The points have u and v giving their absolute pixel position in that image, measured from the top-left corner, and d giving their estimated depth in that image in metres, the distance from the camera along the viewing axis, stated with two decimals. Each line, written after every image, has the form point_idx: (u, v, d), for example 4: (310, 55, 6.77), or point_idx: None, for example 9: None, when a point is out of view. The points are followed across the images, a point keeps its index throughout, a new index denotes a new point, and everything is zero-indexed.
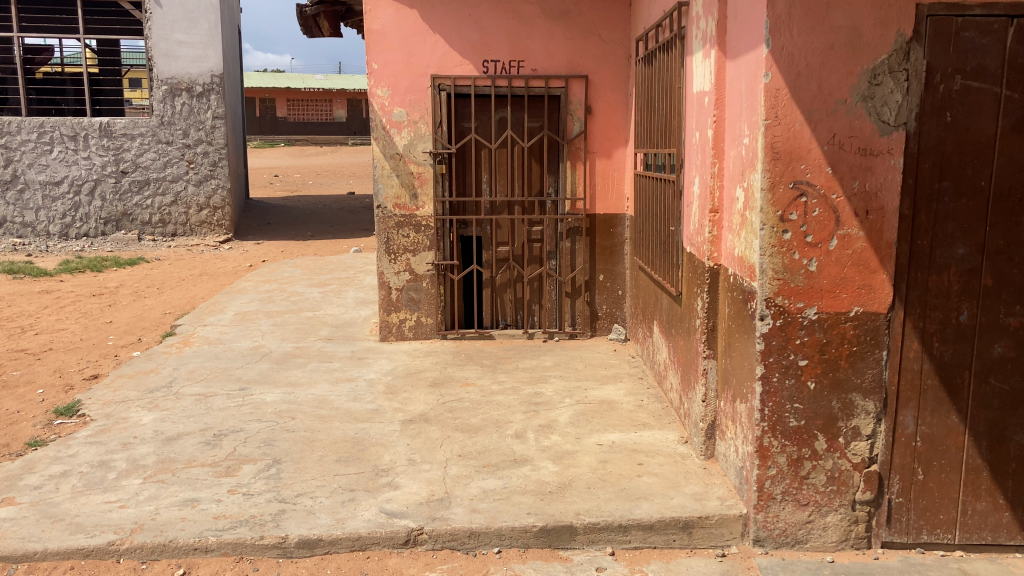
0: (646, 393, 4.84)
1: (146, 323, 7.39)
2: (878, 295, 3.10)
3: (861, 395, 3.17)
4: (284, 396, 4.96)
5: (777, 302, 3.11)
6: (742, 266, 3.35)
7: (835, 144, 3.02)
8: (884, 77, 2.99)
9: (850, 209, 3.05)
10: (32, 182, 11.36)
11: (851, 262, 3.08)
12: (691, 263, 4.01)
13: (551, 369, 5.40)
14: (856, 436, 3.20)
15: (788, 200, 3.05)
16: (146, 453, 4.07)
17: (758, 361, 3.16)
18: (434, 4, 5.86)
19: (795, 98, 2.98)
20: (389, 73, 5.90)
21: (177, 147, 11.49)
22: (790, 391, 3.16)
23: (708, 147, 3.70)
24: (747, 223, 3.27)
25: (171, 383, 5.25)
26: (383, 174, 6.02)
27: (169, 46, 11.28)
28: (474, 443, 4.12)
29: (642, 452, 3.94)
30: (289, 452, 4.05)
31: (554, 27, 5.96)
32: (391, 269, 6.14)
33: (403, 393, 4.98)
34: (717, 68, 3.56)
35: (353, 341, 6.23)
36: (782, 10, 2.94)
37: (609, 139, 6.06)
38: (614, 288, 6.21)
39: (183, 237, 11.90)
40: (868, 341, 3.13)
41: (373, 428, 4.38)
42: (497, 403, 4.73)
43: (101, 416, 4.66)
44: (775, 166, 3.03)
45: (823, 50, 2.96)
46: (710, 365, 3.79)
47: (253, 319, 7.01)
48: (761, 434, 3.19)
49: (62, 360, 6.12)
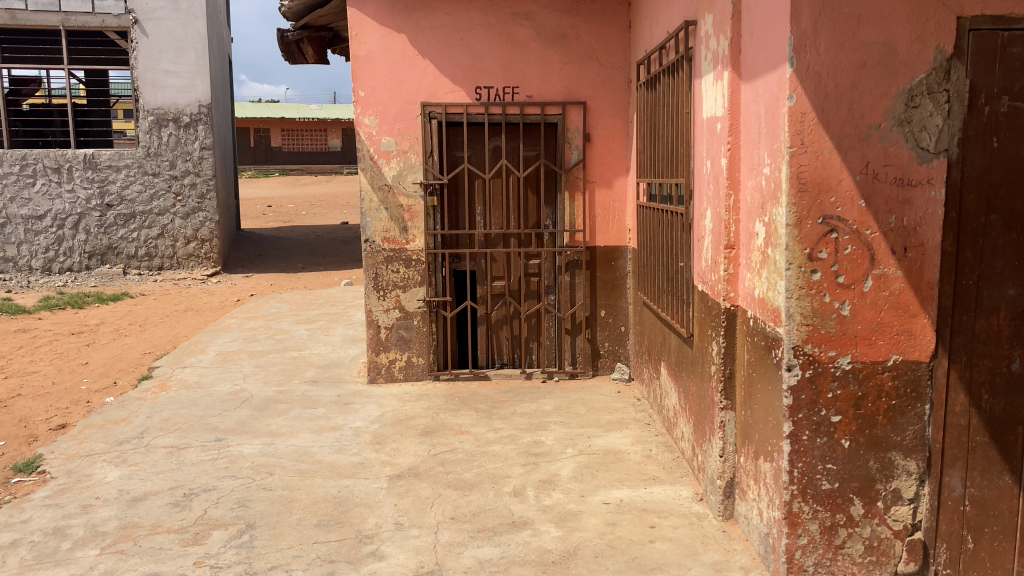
0: (655, 442, 4.48)
1: (122, 365, 7.00)
2: (920, 341, 2.77)
3: (901, 454, 2.82)
4: (262, 448, 4.59)
5: (806, 351, 2.76)
6: (764, 309, 3.01)
7: (868, 173, 2.69)
8: (922, 99, 2.67)
9: (886, 245, 2.72)
10: (14, 216, 11.02)
11: (888, 305, 2.75)
12: (704, 303, 3.67)
13: (551, 415, 5.03)
14: (897, 500, 2.84)
15: (818, 237, 2.71)
16: (107, 518, 3.69)
17: (786, 418, 2.80)
18: (423, 28, 5.58)
19: (823, 122, 2.66)
20: (376, 100, 5.60)
21: (164, 179, 11.16)
22: (822, 450, 2.80)
23: (721, 177, 3.38)
24: (769, 261, 2.93)
25: (142, 434, 4.87)
26: (371, 208, 5.69)
27: (156, 76, 11.01)
28: (468, 503, 3.76)
29: (654, 513, 3.57)
30: (264, 515, 3.67)
31: (550, 52, 5.66)
32: (380, 306, 5.80)
33: (391, 443, 4.61)
34: (730, 90, 3.25)
35: (339, 384, 5.87)
36: (807, 25, 2.62)
37: (609, 167, 5.75)
38: (617, 324, 5.87)
39: (169, 271, 11.53)
40: (909, 394, 2.79)
41: (357, 485, 4.01)
42: (494, 454, 4.36)
43: (62, 473, 4.28)
44: (802, 199, 2.69)
45: (854, 69, 2.65)
46: (728, 417, 3.43)
47: (235, 360, 6.64)
48: (790, 499, 2.81)
49: (29, 408, 5.73)
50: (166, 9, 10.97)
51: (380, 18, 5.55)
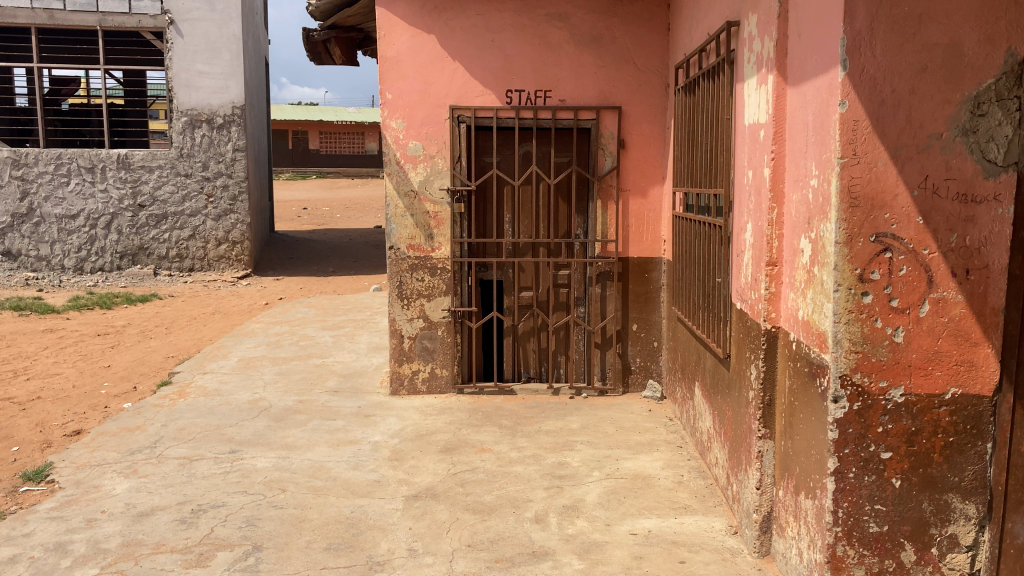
0: (686, 468, 4.24)
1: (145, 369, 6.90)
2: (982, 373, 2.53)
3: (959, 496, 2.57)
4: (276, 462, 4.42)
5: (855, 380, 2.51)
6: (809, 333, 2.77)
7: (927, 188, 2.45)
8: (990, 106, 2.43)
9: (945, 267, 2.48)
10: (47, 215, 11.04)
11: (946, 332, 2.51)
12: (742, 321, 3.44)
13: (577, 434, 4.81)
14: (953, 547, 2.59)
15: (870, 256, 2.47)
16: (110, 534, 3.54)
17: (831, 453, 2.54)
18: (453, 29, 5.41)
19: (878, 131, 2.42)
20: (404, 103, 5.43)
21: (196, 180, 11.12)
22: (870, 489, 2.55)
23: (763, 188, 3.16)
24: (814, 281, 2.70)
25: (155, 444, 4.73)
26: (396, 214, 5.53)
27: (190, 77, 10.97)
28: (486, 529, 3.56)
29: (684, 547, 3.34)
30: (273, 537, 3.50)
31: (584, 55, 5.46)
32: (403, 315, 5.63)
33: (410, 460, 4.43)
34: (775, 95, 3.03)
35: (361, 396, 5.69)
36: (863, 23, 2.38)
37: (644, 175, 5.52)
38: (649, 339, 5.63)
39: (200, 273, 11.47)
40: (969, 431, 2.54)
41: (372, 505, 3.82)
42: (516, 476, 4.15)
43: (71, 483, 4.14)
44: (853, 214, 2.45)
45: (913, 74, 2.41)
46: (766, 447, 3.19)
47: (257, 367, 6.51)
48: (834, 541, 2.55)
49: (47, 412, 5.63)
50: (202, 9, 10.95)
51: (409, 18, 5.39)
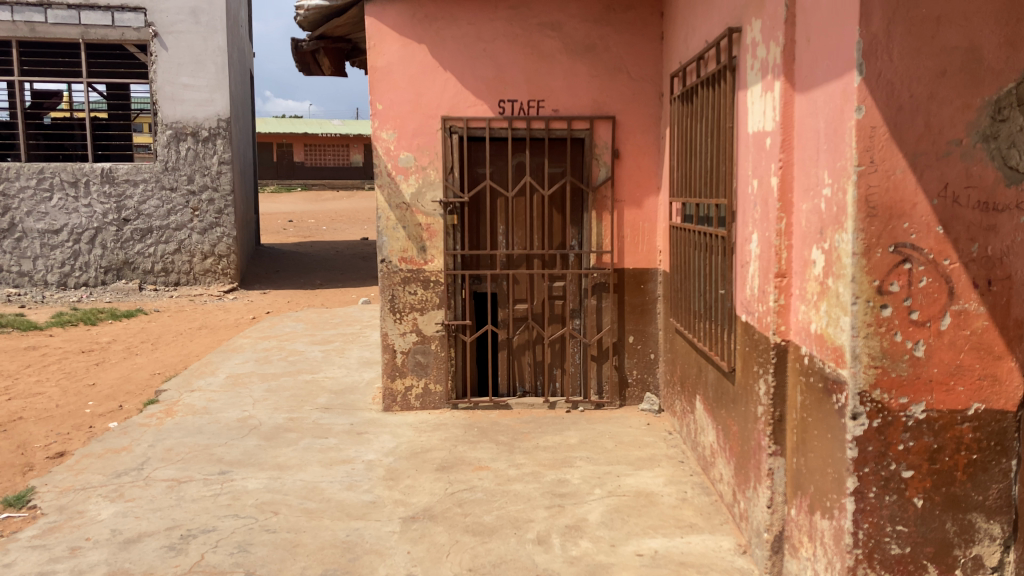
0: (689, 483, 4.14)
1: (130, 387, 6.74)
2: (1005, 388, 2.44)
3: (983, 516, 2.48)
4: (268, 483, 4.29)
5: (874, 397, 2.41)
6: (823, 347, 2.67)
7: (947, 196, 2.36)
8: (1010, 111, 2.36)
9: (967, 278, 2.39)
10: (30, 230, 10.85)
11: (968, 346, 2.42)
12: (748, 334, 3.35)
13: (576, 450, 4.70)
14: (977, 569, 2.49)
15: (889, 267, 2.38)
16: (95, 563, 3.40)
17: (850, 472, 2.44)
18: (445, 39, 5.32)
19: (896, 137, 2.33)
20: (395, 114, 5.33)
21: (181, 194, 10.98)
22: (892, 510, 2.45)
23: (770, 198, 3.06)
24: (828, 293, 2.61)
25: (142, 465, 4.59)
26: (388, 226, 5.42)
27: (175, 90, 10.84)
28: (487, 551, 3.44)
29: (693, 568, 3.23)
30: (266, 563, 3.37)
31: (578, 64, 5.37)
32: (396, 330, 5.51)
33: (405, 479, 4.30)
34: (783, 102, 2.94)
35: (353, 412, 5.56)
36: (879, 27, 2.30)
37: (640, 185, 5.43)
38: (646, 351, 5.52)
39: (186, 287, 11.31)
40: (992, 448, 2.46)
41: (368, 528, 3.70)
42: (516, 495, 4.04)
43: (54, 509, 3.99)
44: (870, 224, 2.36)
45: (932, 78, 2.33)
46: (777, 464, 3.10)
47: (246, 383, 6.36)
48: (855, 564, 2.45)
49: (29, 433, 5.46)
50: (186, 22, 10.81)
51: (399, 27, 5.30)
